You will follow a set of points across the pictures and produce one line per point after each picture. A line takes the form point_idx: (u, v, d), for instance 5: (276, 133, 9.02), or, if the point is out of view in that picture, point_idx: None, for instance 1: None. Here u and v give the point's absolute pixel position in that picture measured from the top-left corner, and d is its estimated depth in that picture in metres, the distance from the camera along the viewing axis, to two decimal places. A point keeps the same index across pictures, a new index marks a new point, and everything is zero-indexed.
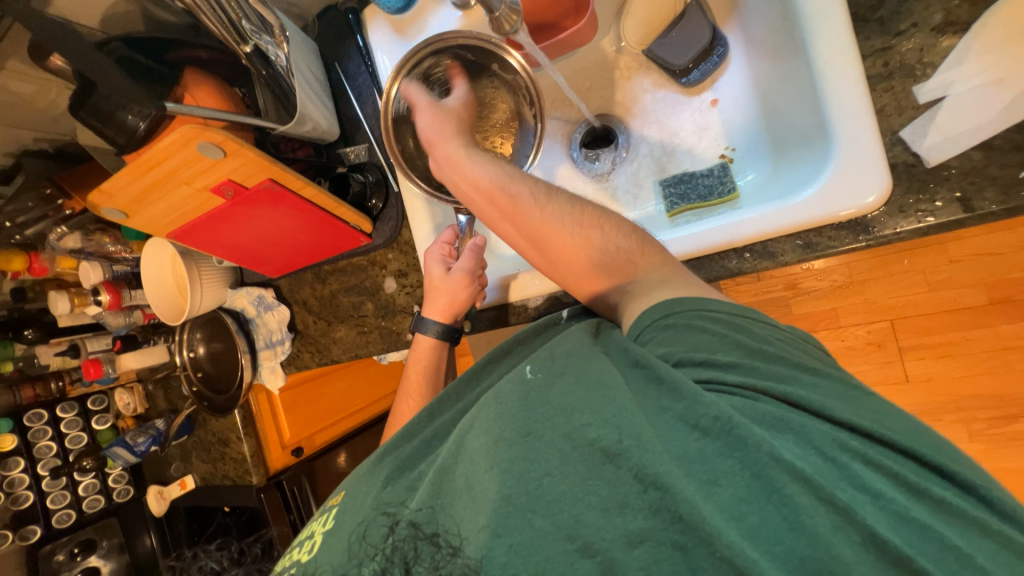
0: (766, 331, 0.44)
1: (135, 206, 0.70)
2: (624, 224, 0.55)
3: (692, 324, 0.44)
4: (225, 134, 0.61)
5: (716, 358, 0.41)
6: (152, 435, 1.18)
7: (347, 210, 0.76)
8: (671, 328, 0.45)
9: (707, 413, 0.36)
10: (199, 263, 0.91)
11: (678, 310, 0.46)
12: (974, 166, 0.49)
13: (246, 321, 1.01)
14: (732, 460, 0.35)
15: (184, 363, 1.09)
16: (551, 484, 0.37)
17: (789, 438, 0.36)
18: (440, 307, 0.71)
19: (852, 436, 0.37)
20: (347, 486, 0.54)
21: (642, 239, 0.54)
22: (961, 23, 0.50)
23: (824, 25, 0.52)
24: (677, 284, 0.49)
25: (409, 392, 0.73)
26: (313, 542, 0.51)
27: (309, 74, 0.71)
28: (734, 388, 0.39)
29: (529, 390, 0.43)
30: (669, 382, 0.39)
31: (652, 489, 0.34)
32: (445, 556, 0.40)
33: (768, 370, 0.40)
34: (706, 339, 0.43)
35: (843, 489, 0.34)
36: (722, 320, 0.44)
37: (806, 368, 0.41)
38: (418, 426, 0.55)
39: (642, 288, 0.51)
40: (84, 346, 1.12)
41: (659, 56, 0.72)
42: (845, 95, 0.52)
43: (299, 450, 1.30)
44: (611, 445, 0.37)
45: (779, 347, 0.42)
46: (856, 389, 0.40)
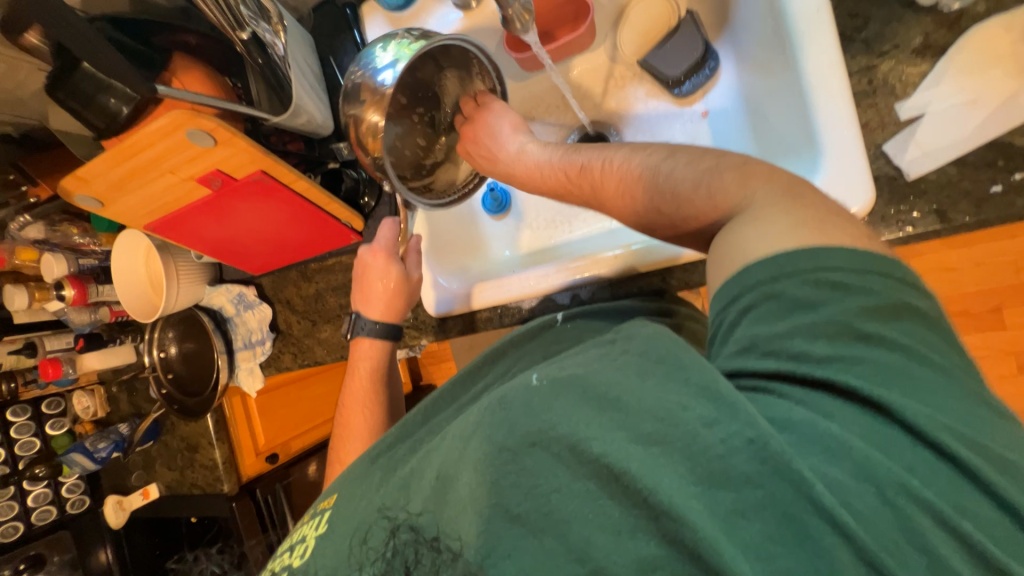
0: (902, 304, 0.35)
1: (112, 193, 0.66)
2: (702, 159, 0.45)
3: (805, 294, 0.36)
4: (218, 122, 0.60)
5: (812, 349, 0.35)
6: (114, 441, 1.10)
7: (339, 207, 0.74)
8: (775, 298, 0.37)
9: (742, 434, 0.32)
10: (176, 257, 0.87)
11: (791, 272, 0.37)
12: (950, 180, 0.52)
13: (224, 319, 0.97)
14: (760, 493, 0.31)
15: (154, 364, 1.03)
16: (560, 501, 0.35)
17: (844, 467, 0.32)
18: (384, 308, 0.72)
19: (917, 472, 0.31)
20: (339, 489, 0.53)
21: (743, 167, 0.43)
22: (938, 46, 0.54)
23: (814, 42, 0.55)
24: (787, 221, 0.38)
25: (355, 393, 0.73)
26: (304, 546, 0.49)
27: (305, 65, 0.70)
28: (807, 393, 0.35)
29: (533, 397, 0.40)
30: (698, 386, 0.35)
31: (665, 518, 0.32)
32: (445, 561, 0.38)
33: (873, 369, 0.33)
34: (814, 318, 0.35)
35: (874, 534, 0.30)
36: (843, 286, 0.35)
37: (927, 364, 0.34)
38: (411, 425, 0.56)
39: (747, 223, 0.40)
40: (42, 345, 1.05)
41: (653, 66, 0.74)
42: (833, 110, 0.55)
43: (274, 457, 1.25)
44: (616, 463, 0.34)
45: (911, 335, 0.34)
46: (957, 383, 0.34)
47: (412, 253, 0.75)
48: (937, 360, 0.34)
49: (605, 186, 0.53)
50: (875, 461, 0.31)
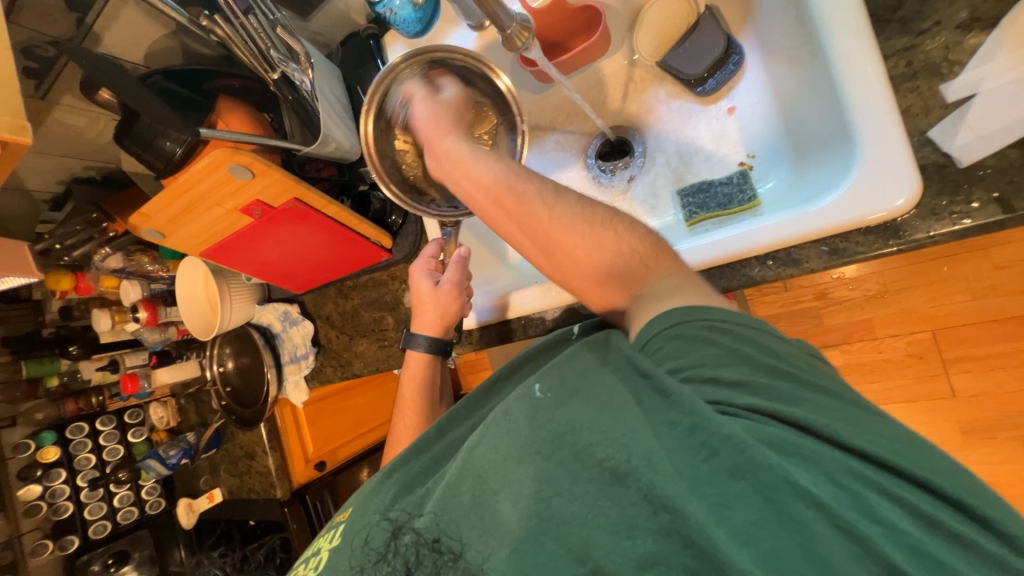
0: (775, 342, 0.39)
1: (170, 227, 0.74)
2: (634, 229, 0.49)
3: (702, 334, 0.39)
4: (254, 156, 0.65)
5: (721, 375, 0.37)
6: (183, 448, 1.20)
7: (367, 226, 0.78)
8: (680, 339, 0.40)
9: (717, 432, 0.34)
10: (229, 281, 0.95)
11: (690, 318, 0.40)
12: (1013, 165, 0.47)
13: (273, 335, 1.04)
14: (743, 482, 0.33)
15: (214, 377, 1.12)
16: (558, 505, 0.36)
17: (797, 463, 0.33)
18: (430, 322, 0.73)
19: (857, 461, 0.33)
20: (354, 502, 0.53)
21: (653, 242, 0.49)
22: (988, 18, 0.49)
23: (844, 28, 0.51)
24: (693, 294, 0.44)
25: (404, 410, 0.75)
26: (318, 558, 0.50)
27: (333, 97, 0.74)
28: (742, 412, 0.36)
29: (538, 406, 0.41)
30: (673, 396, 0.37)
31: (662, 511, 0.33)
32: (445, 562, 0.40)
33: (773, 391, 0.36)
34: (713, 352, 0.38)
35: (849, 511, 0.31)
36: (730, 329, 0.39)
37: (810, 385, 0.36)
38: (427, 441, 0.54)
39: (654, 296, 0.45)
40: (123, 361, 1.17)
41: (673, 66, 0.72)
42: (869, 97, 0.50)
43: (322, 465, 1.32)
44: (619, 464, 0.35)
45: (791, 363, 0.38)
46: (853, 407, 0.36)
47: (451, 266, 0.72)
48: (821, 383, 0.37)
49: (548, 216, 0.50)
50: (820, 451, 0.33)
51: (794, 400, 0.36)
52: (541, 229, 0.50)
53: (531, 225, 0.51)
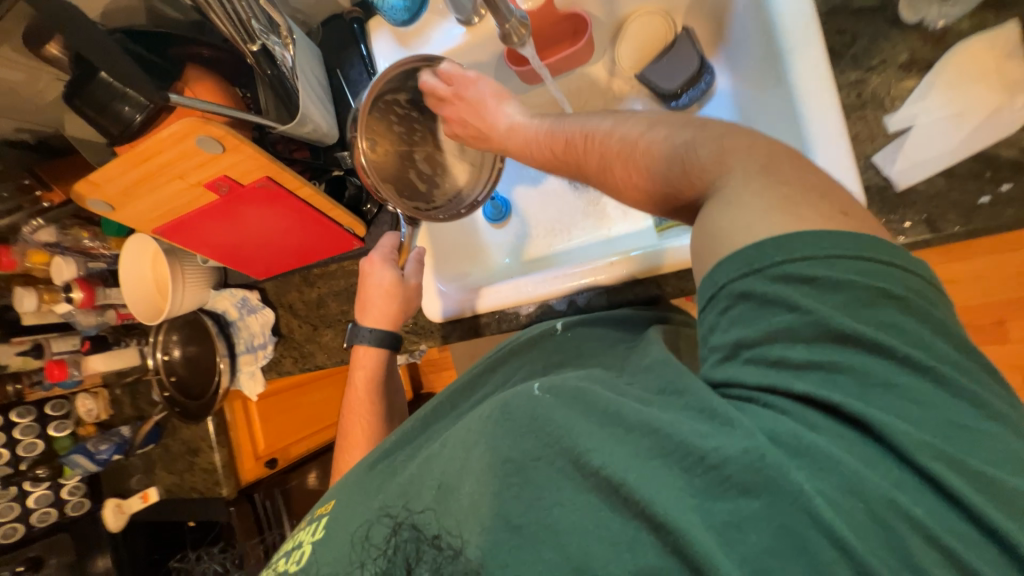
0: (885, 295, 0.33)
1: (122, 200, 0.69)
2: (679, 145, 0.42)
3: (773, 295, 0.34)
4: (226, 129, 0.61)
5: (791, 354, 0.34)
6: (116, 443, 1.11)
7: (341, 213, 0.76)
8: (747, 301, 0.35)
9: (738, 447, 0.33)
10: (183, 261, 0.89)
11: (761, 268, 0.35)
12: (939, 191, 0.53)
13: (228, 323, 0.98)
14: (758, 504, 0.32)
15: (157, 366, 1.04)
16: (561, 515, 0.36)
17: (835, 481, 0.31)
18: (380, 315, 0.73)
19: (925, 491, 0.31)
20: (337, 494, 0.53)
21: (714, 141, 0.40)
22: (925, 61, 0.55)
23: (806, 58, 0.57)
24: (771, 205, 0.36)
25: (355, 408, 0.73)
26: (301, 551, 0.49)
27: (312, 77, 0.72)
28: (787, 405, 0.34)
29: (537, 407, 0.40)
30: (698, 404, 0.37)
31: (662, 531, 0.33)
32: (445, 558, 0.39)
33: (863, 371, 0.32)
34: (789, 318, 0.34)
35: (873, 552, 0.30)
36: (818, 279, 0.33)
37: (908, 364, 0.32)
38: (411, 434, 0.57)
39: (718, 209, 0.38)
40: (49, 346, 1.05)
41: (651, 80, 0.77)
42: (826, 122, 0.56)
43: (274, 462, 1.25)
44: (615, 476, 0.35)
45: (898, 322, 0.32)
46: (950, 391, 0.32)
47: (411, 262, 0.76)
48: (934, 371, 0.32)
49: (602, 180, 0.49)
50: (856, 473, 0.31)
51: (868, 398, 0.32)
52: (604, 194, 0.49)
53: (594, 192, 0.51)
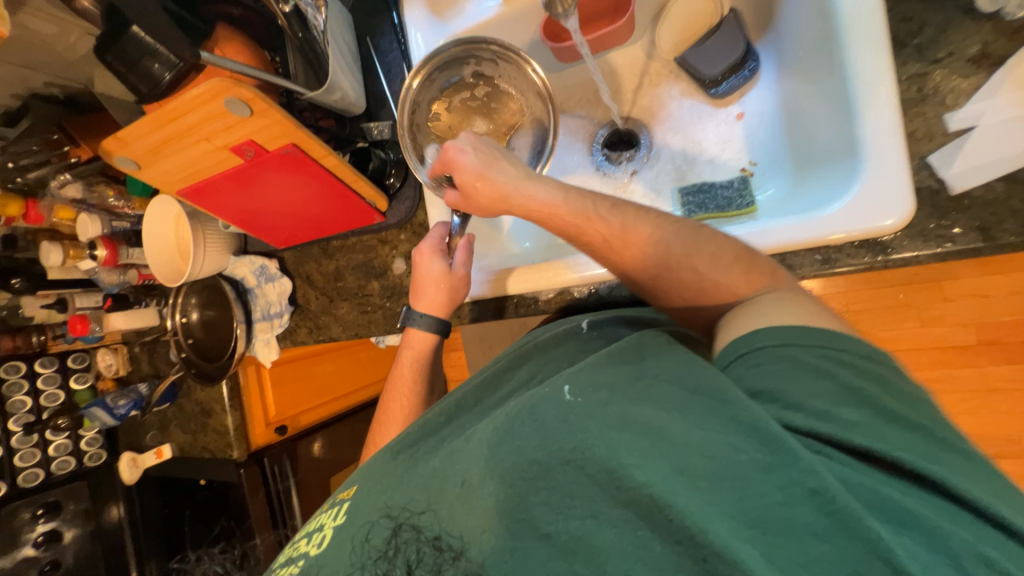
0: (908, 387, 0.38)
1: (150, 157, 0.69)
2: (725, 251, 0.51)
3: (813, 364, 0.39)
4: (256, 92, 0.60)
5: (835, 412, 0.36)
6: (134, 399, 1.13)
7: (365, 184, 0.75)
8: (786, 361, 0.40)
9: (803, 483, 0.33)
10: (204, 225, 0.89)
11: (799, 343, 0.41)
12: (997, 198, 0.50)
13: (245, 290, 0.99)
14: (829, 546, 0.31)
15: (175, 328, 1.05)
16: (594, 528, 0.36)
17: (914, 538, 0.31)
18: (432, 302, 0.72)
19: (1001, 548, 0.31)
20: (359, 481, 0.53)
21: (746, 265, 0.51)
22: (996, 56, 0.52)
23: (866, 47, 0.53)
24: (799, 311, 0.44)
25: (397, 389, 0.75)
26: (322, 535, 0.50)
27: (343, 44, 0.72)
28: (843, 456, 0.35)
29: (569, 412, 0.40)
30: (746, 425, 0.36)
31: (715, 561, 0.32)
32: (446, 560, 0.41)
33: (903, 443, 0.35)
34: (826, 386, 0.38)
35: None
36: (850, 364, 0.39)
37: (942, 445, 0.36)
38: (433, 425, 0.57)
39: (751, 308, 0.46)
40: (73, 301, 1.08)
41: (691, 64, 0.73)
42: (881, 117, 0.53)
43: (283, 428, 1.26)
44: (661, 495, 0.34)
45: (915, 410, 0.37)
46: (964, 456, 0.35)
47: (461, 250, 0.73)
48: (958, 444, 0.36)
49: (630, 244, 0.54)
50: (933, 524, 0.32)
51: (899, 442, 0.35)
52: (629, 256, 0.55)
53: (615, 252, 0.55)
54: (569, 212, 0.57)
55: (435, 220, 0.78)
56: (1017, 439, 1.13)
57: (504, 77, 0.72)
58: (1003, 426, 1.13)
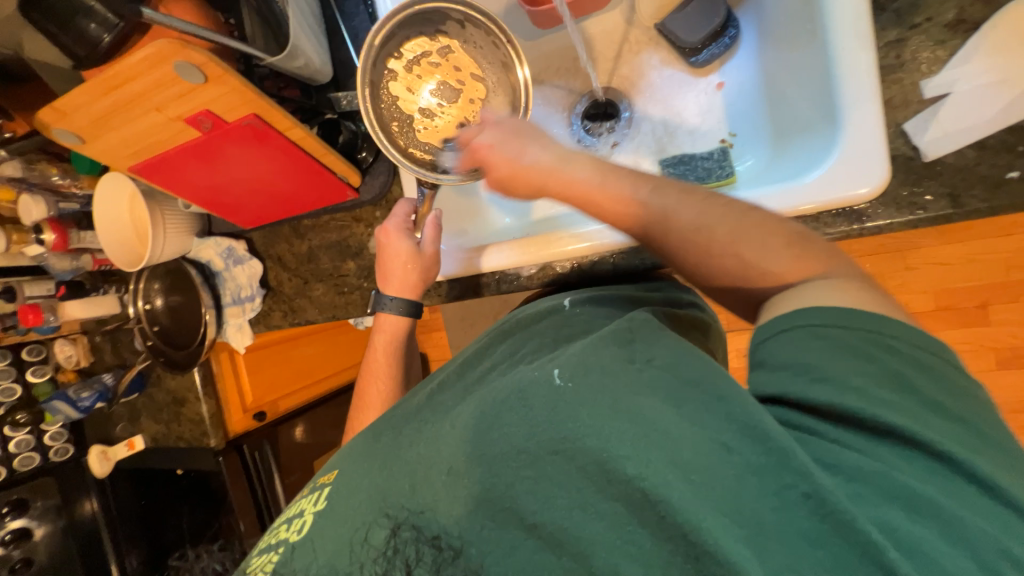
0: (953, 377, 0.37)
1: (93, 130, 0.63)
2: (777, 235, 0.46)
3: (857, 344, 0.37)
4: (209, 56, 0.55)
5: (870, 391, 0.36)
6: (98, 391, 1.08)
7: (335, 158, 0.71)
8: (824, 339, 0.38)
9: (796, 487, 0.33)
10: (163, 207, 0.83)
11: (846, 322, 0.39)
12: (967, 164, 0.51)
13: (213, 274, 0.94)
14: (823, 551, 0.31)
15: (138, 315, 1.00)
16: (581, 520, 0.36)
17: (931, 526, 0.31)
18: (401, 284, 0.70)
19: (1011, 540, 0.31)
20: (340, 466, 0.53)
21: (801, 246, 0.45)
22: (971, 21, 0.52)
23: (847, 11, 0.53)
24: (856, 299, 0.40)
25: (375, 372, 0.73)
26: (302, 521, 0.50)
27: (305, 5, 0.67)
28: (861, 443, 0.35)
29: (559, 398, 0.40)
30: (741, 422, 0.35)
31: (707, 561, 0.32)
32: (445, 559, 0.40)
33: (937, 431, 0.34)
34: (863, 366, 0.37)
35: None
36: (890, 345, 0.37)
37: (979, 436, 0.35)
38: (416, 407, 0.55)
39: (797, 295, 0.42)
40: (21, 291, 1.00)
41: (671, 31, 0.71)
42: (859, 85, 0.53)
43: (262, 414, 1.23)
44: (653, 488, 0.34)
45: (958, 402, 0.36)
46: (958, 422, 0.35)
47: (429, 227, 0.70)
48: (994, 437, 0.35)
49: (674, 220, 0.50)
50: (948, 511, 0.32)
51: (888, 401, 0.35)
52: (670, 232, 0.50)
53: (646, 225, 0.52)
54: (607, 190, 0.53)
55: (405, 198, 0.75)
56: None
57: (470, 42, 0.68)
58: None
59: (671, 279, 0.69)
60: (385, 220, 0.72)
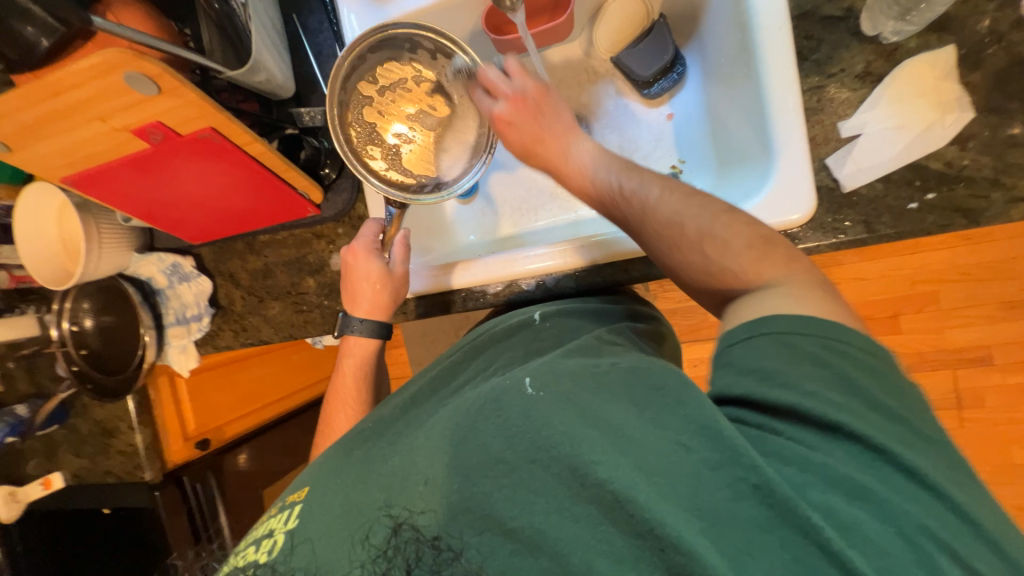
0: (897, 382, 0.40)
1: (22, 138, 0.58)
2: (742, 224, 0.49)
3: (817, 353, 0.40)
4: (164, 68, 0.52)
5: (825, 396, 0.38)
6: (8, 426, 0.94)
7: (297, 175, 0.69)
8: (789, 347, 0.41)
9: (747, 480, 0.35)
10: (98, 219, 0.77)
11: (806, 333, 0.41)
12: (877, 195, 0.59)
13: (154, 292, 0.88)
14: (773, 536, 0.34)
15: (62, 338, 0.88)
16: (558, 522, 0.37)
17: (864, 506, 0.35)
18: (372, 305, 0.69)
19: (935, 518, 0.35)
20: (311, 481, 0.51)
21: (764, 239, 0.48)
22: (876, 74, 0.61)
23: (776, 58, 0.60)
24: (815, 300, 0.44)
25: (344, 397, 0.71)
26: (272, 541, 0.47)
27: (267, 19, 0.66)
28: (810, 441, 0.38)
29: (531, 407, 0.41)
30: (699, 425, 0.38)
31: (672, 551, 0.34)
32: (445, 560, 0.39)
33: (879, 426, 0.37)
34: (822, 374, 0.39)
35: (901, 568, 0.33)
36: (848, 354, 0.40)
37: (917, 433, 0.38)
38: (387, 421, 0.56)
39: (762, 296, 0.45)
40: None
41: (626, 64, 0.76)
42: (787, 124, 0.59)
43: (205, 443, 1.14)
44: (624, 491, 0.36)
45: (902, 404, 0.39)
46: (898, 422, 0.38)
47: (398, 246, 0.70)
48: (926, 432, 0.38)
49: (654, 211, 0.52)
50: (883, 495, 0.35)
51: (838, 402, 0.38)
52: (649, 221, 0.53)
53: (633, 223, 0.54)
54: (594, 186, 0.58)
55: (372, 217, 0.75)
56: None
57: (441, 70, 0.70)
58: None
59: (631, 295, 0.73)
60: (351, 241, 0.71)
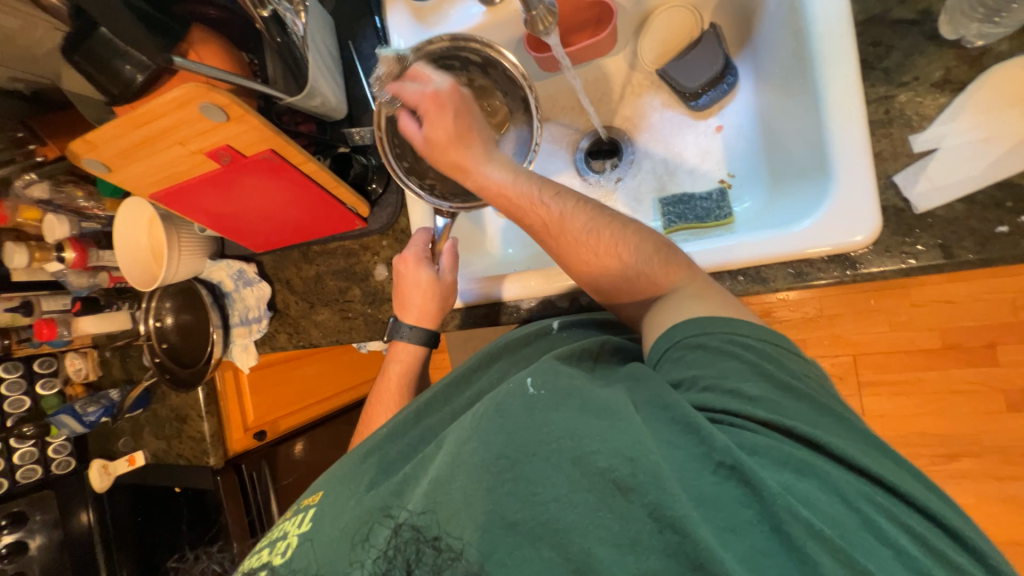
0: (797, 367, 0.45)
1: (119, 161, 0.66)
2: (648, 243, 0.55)
3: (724, 347, 0.45)
4: (232, 98, 0.59)
5: (742, 387, 0.42)
6: (104, 406, 1.10)
7: (346, 191, 0.74)
8: (701, 349, 0.46)
9: (722, 460, 0.37)
10: (179, 229, 0.86)
11: (710, 330, 0.46)
12: (957, 217, 0.52)
13: (222, 295, 0.96)
14: (750, 510, 0.36)
15: (148, 333, 1.01)
16: (557, 511, 0.37)
17: (810, 481, 0.37)
18: (421, 313, 0.71)
19: (871, 485, 0.38)
20: (324, 486, 0.54)
21: (665, 256, 0.54)
22: (958, 81, 0.54)
23: (837, 68, 0.55)
24: (714, 304, 0.49)
25: (385, 398, 0.73)
26: (286, 543, 0.50)
27: (323, 48, 0.71)
28: (756, 426, 0.40)
29: (533, 405, 0.43)
30: (675, 413, 0.41)
31: (669, 530, 0.35)
32: (446, 560, 0.39)
33: (795, 409, 0.41)
34: (734, 366, 0.44)
35: (851, 537, 0.35)
36: (752, 346, 0.45)
37: (825, 409, 0.42)
38: (404, 426, 0.56)
39: (672, 301, 0.51)
40: (38, 305, 1.03)
41: (672, 77, 0.74)
42: (848, 139, 0.55)
43: (262, 434, 1.24)
44: (624, 478, 0.37)
45: (805, 383, 0.44)
46: (808, 403, 0.42)
47: (446, 256, 0.73)
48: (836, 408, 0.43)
49: (565, 234, 0.56)
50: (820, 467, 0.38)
51: (761, 391, 0.42)
52: (569, 248, 0.56)
53: (550, 242, 0.57)
54: (516, 193, 0.57)
55: (417, 228, 0.78)
56: (976, 439, 1.17)
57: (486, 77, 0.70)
58: (967, 426, 1.17)
59: None
60: (402, 250, 0.73)
